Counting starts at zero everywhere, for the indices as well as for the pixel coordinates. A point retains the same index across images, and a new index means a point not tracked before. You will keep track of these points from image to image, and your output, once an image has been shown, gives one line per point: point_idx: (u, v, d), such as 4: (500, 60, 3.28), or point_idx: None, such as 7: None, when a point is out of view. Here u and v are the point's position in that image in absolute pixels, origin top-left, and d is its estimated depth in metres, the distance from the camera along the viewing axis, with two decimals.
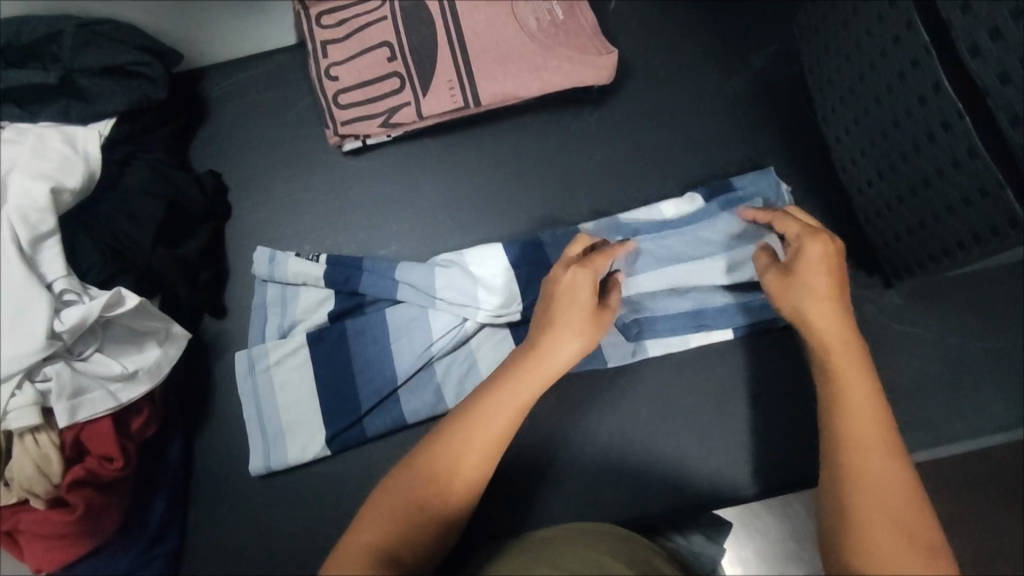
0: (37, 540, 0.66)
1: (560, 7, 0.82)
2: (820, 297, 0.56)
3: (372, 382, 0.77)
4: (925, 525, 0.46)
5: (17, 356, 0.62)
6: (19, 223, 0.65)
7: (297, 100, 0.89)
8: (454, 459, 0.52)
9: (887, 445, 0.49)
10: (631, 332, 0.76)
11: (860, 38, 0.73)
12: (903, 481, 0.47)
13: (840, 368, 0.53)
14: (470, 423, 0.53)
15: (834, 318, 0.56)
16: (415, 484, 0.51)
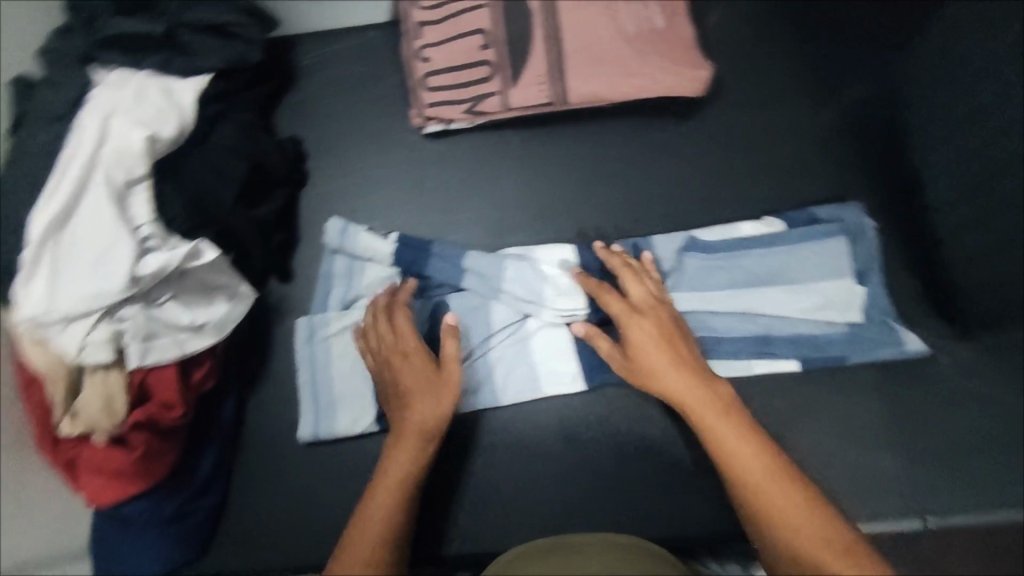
0: (93, 474, 0.68)
1: (661, 13, 0.81)
2: (664, 371, 0.63)
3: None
4: (826, 523, 0.52)
5: (101, 293, 0.63)
6: (116, 166, 0.67)
7: (384, 76, 0.89)
8: (376, 523, 0.59)
9: (768, 474, 0.55)
10: None
11: (992, 73, 0.69)
12: (789, 491, 0.54)
13: (714, 433, 0.59)
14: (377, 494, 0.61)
15: (685, 375, 0.63)
16: (352, 566, 0.55)
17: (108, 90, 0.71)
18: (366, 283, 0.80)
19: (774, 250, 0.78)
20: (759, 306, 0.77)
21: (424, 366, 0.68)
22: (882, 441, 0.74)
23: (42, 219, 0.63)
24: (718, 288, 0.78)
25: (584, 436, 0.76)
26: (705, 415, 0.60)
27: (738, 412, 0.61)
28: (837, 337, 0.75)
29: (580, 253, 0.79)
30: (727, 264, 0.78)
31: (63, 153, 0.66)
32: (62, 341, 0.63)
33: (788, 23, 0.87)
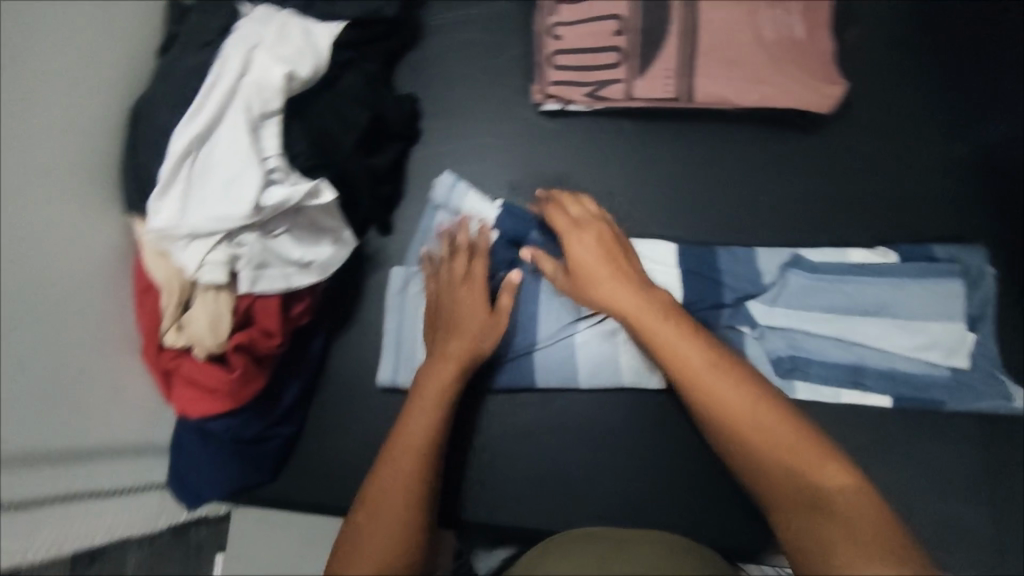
0: (189, 386, 0.72)
1: (804, 23, 0.78)
2: (617, 288, 0.67)
3: (512, 338, 0.79)
4: (768, 412, 0.55)
5: (226, 217, 0.65)
6: (255, 96, 0.69)
7: (508, 48, 0.90)
8: (412, 438, 0.64)
9: (732, 390, 0.57)
10: (782, 368, 0.76)
11: None
12: (736, 388, 0.57)
13: (672, 352, 0.61)
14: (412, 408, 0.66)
15: (625, 287, 0.67)
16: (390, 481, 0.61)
17: (253, 23, 0.73)
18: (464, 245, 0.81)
19: (885, 281, 0.76)
20: (858, 336, 0.75)
21: (476, 307, 0.73)
22: (960, 493, 0.72)
23: (183, 139, 0.66)
24: (819, 309, 0.77)
25: (650, 430, 0.78)
26: (651, 326, 0.63)
27: (676, 316, 0.64)
28: (935, 380, 0.74)
29: (680, 254, 0.79)
30: (834, 287, 0.77)
31: (208, 78, 0.69)
32: (185, 256, 0.66)
33: (932, 51, 0.83)
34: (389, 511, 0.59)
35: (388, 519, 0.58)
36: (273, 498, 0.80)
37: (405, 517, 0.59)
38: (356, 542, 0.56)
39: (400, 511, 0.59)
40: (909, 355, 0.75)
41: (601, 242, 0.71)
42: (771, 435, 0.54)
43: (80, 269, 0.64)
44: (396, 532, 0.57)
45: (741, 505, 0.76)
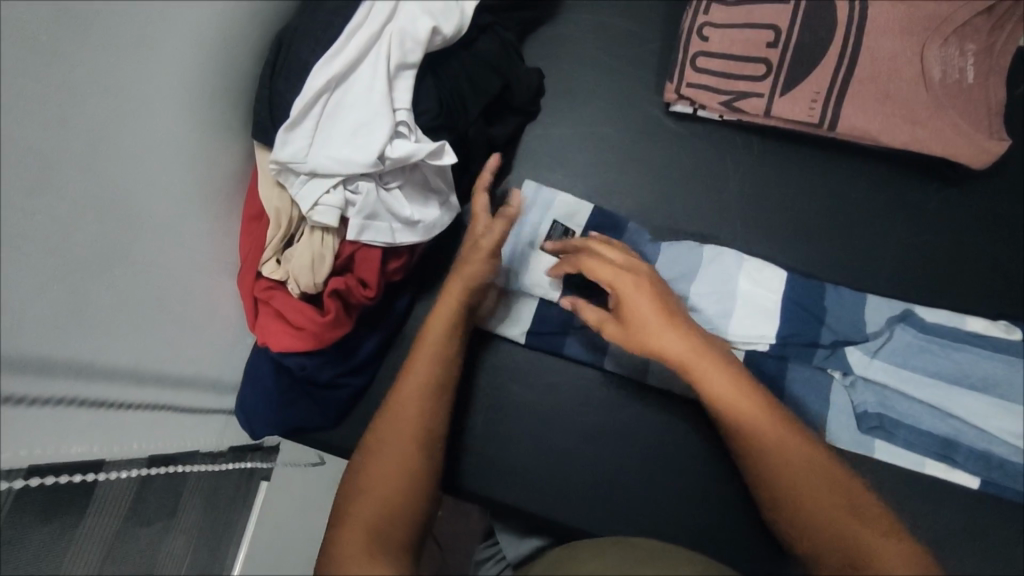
0: (274, 320, 0.73)
1: (974, 70, 0.73)
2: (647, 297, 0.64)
3: (588, 331, 0.77)
4: (802, 442, 0.58)
5: (349, 162, 0.65)
6: (396, 46, 0.69)
7: (646, 40, 0.86)
8: (418, 374, 0.62)
9: (766, 420, 0.59)
10: (866, 423, 0.71)
11: None
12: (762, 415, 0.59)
13: (703, 374, 0.61)
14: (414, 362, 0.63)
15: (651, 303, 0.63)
16: (388, 434, 0.58)
17: None
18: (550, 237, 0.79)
19: (997, 359, 0.71)
20: (957, 408, 0.70)
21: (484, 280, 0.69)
22: None
23: (322, 77, 0.66)
24: (918, 372, 0.72)
25: (727, 457, 0.73)
26: (662, 342, 0.62)
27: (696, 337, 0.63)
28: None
29: (784, 282, 0.75)
30: (939, 351, 0.72)
31: (355, 20, 0.69)
32: (301, 192, 0.66)
33: None
34: (406, 428, 0.59)
35: (404, 435, 0.59)
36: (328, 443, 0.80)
37: (421, 437, 0.59)
38: (377, 451, 0.57)
39: (413, 429, 0.59)
40: (1005, 441, 0.69)
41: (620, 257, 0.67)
42: (806, 472, 0.56)
43: (198, 183, 0.65)
44: (412, 446, 0.58)
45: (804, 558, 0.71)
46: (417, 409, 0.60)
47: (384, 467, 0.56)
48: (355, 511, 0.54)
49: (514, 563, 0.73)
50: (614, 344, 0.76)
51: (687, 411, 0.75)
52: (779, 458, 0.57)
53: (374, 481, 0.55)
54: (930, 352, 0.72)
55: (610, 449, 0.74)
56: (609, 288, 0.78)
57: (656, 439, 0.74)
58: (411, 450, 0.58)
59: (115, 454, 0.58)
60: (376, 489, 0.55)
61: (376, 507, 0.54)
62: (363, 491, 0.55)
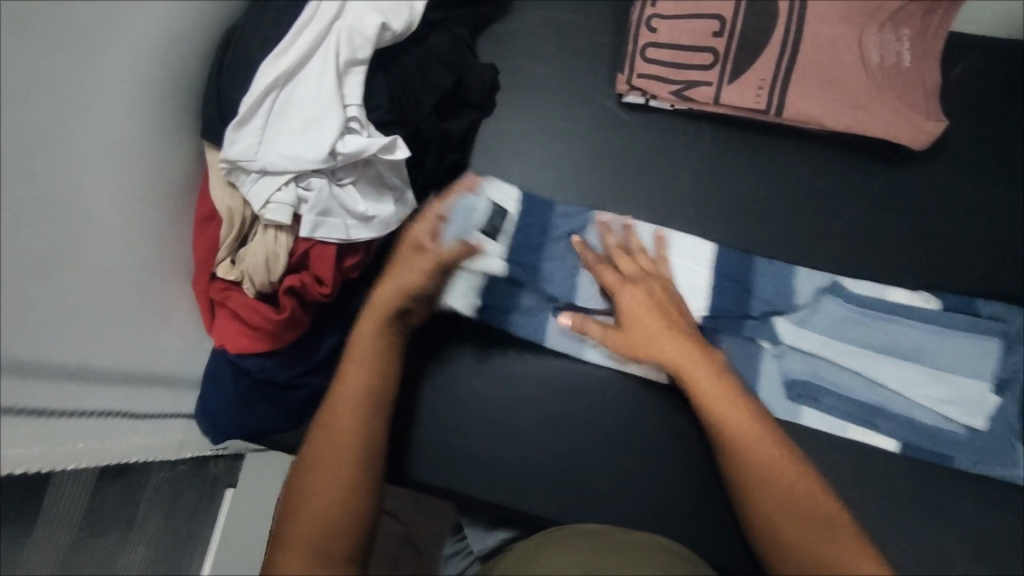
0: (231, 321, 0.72)
1: (910, 54, 0.76)
2: (643, 326, 0.70)
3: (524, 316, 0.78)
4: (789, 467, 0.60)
5: (299, 159, 0.65)
6: (346, 43, 0.69)
7: (597, 34, 0.88)
8: (356, 383, 0.62)
9: (761, 447, 0.61)
10: (793, 392, 0.73)
11: None
12: (758, 447, 0.61)
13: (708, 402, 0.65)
14: (353, 369, 0.63)
15: (644, 309, 0.71)
16: (329, 449, 0.57)
17: None
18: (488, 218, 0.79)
19: (923, 327, 0.74)
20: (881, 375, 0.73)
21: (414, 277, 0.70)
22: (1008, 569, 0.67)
23: (270, 74, 0.66)
24: (850, 342, 0.75)
25: (687, 441, 0.74)
26: (675, 353, 0.68)
27: (703, 351, 0.69)
28: (955, 435, 0.71)
29: (719, 259, 0.78)
30: (868, 322, 0.75)
31: (302, 17, 0.69)
32: (253, 191, 0.66)
33: None
34: (344, 440, 0.58)
35: (339, 450, 0.58)
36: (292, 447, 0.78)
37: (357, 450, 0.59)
38: (313, 469, 0.57)
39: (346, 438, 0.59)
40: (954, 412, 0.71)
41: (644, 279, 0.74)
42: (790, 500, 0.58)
43: (148, 185, 0.64)
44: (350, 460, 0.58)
45: None
46: (356, 417, 0.60)
47: (327, 484, 0.56)
48: (299, 533, 0.53)
49: (481, 557, 0.71)
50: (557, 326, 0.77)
51: (649, 395, 0.75)
52: (761, 465, 0.60)
53: (313, 503, 0.55)
54: (851, 323, 0.75)
55: (574, 437, 0.74)
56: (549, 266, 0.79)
57: (619, 424, 0.75)
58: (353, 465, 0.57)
59: (83, 464, 0.58)
60: (315, 507, 0.54)
61: (316, 520, 0.54)
62: (302, 512, 0.54)
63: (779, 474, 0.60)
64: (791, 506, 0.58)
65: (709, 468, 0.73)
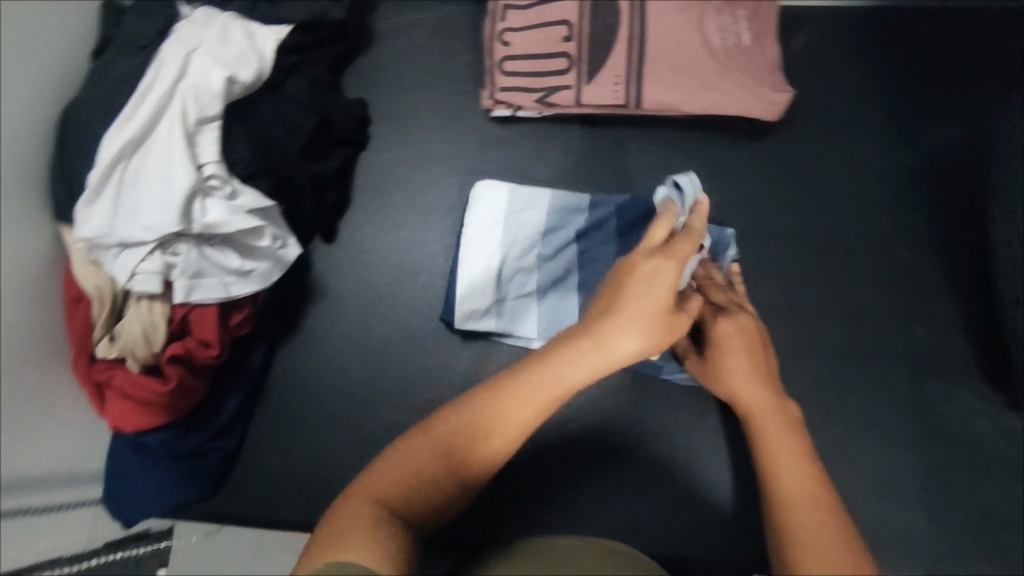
0: (123, 399, 0.69)
1: (748, 32, 0.79)
2: (733, 372, 0.64)
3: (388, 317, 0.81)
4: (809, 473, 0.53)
5: (157, 226, 0.64)
6: (192, 102, 0.68)
7: (458, 54, 0.89)
8: (529, 400, 0.51)
9: (803, 458, 0.54)
10: (514, 315, 0.78)
11: None
12: (794, 451, 0.55)
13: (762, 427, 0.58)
14: (542, 394, 0.51)
15: (741, 344, 0.66)
16: (443, 433, 0.50)
17: (192, 27, 0.72)
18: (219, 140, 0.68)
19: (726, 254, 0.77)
20: None
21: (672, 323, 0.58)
22: (909, 500, 0.71)
23: (114, 144, 0.64)
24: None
25: (603, 437, 0.76)
26: (737, 385, 0.64)
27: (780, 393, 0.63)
28: (845, 383, 0.75)
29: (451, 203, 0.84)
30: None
31: (143, 83, 0.68)
32: (116, 266, 0.64)
33: (872, 60, 0.85)
34: (467, 434, 0.50)
35: (454, 440, 0.50)
36: (212, 514, 0.76)
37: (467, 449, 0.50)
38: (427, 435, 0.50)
39: (448, 460, 0.49)
40: (837, 361, 0.75)
41: (738, 328, 0.67)
42: (814, 494, 0.51)
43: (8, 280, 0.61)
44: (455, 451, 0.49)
45: (694, 512, 0.73)
46: (490, 457, 0.50)
47: (388, 480, 0.48)
48: (380, 491, 0.47)
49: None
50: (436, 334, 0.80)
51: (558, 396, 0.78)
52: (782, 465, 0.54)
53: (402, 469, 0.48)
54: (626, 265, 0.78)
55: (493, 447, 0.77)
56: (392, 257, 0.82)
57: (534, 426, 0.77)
58: (457, 457, 0.49)
59: None
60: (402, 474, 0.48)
61: (368, 521, 0.44)
62: (387, 479, 0.48)
63: (807, 483, 0.52)
64: (816, 518, 0.49)
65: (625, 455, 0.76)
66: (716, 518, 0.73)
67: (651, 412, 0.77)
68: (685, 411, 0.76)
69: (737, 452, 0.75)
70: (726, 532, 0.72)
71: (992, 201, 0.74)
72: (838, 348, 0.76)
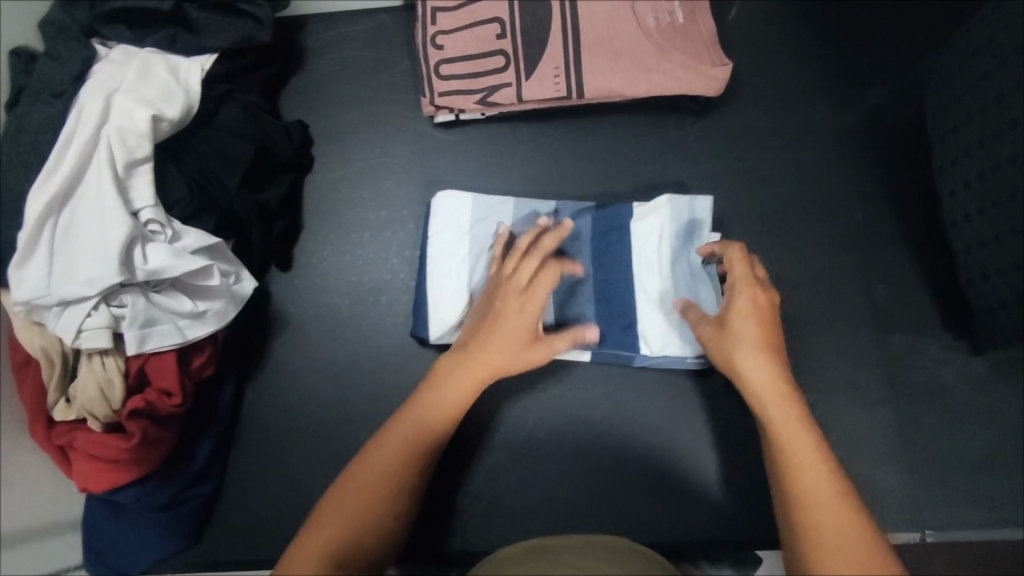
0: (88, 460, 0.66)
1: (680, 9, 0.79)
2: (751, 355, 0.59)
3: (359, 339, 0.80)
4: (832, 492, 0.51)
5: (97, 279, 0.61)
6: (118, 146, 0.65)
7: (395, 63, 0.87)
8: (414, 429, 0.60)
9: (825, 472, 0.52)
10: None
11: (992, 104, 0.68)
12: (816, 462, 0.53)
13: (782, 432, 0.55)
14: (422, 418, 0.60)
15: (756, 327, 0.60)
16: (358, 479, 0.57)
17: (110, 68, 0.69)
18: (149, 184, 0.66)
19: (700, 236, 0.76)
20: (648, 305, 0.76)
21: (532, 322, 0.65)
22: (889, 456, 0.72)
23: (41, 200, 0.62)
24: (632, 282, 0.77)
25: (586, 432, 0.76)
26: (741, 356, 0.59)
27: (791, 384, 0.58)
28: (817, 348, 0.75)
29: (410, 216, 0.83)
30: (641, 252, 0.77)
31: (64, 132, 0.65)
32: (60, 325, 0.62)
33: (807, 23, 0.85)
34: (374, 472, 0.57)
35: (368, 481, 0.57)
36: (199, 564, 0.74)
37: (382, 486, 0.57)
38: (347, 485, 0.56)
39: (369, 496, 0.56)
40: (806, 327, 0.76)
41: (754, 300, 0.61)
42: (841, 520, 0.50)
43: None
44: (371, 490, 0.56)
45: (683, 496, 0.74)
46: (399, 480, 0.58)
47: (330, 528, 0.53)
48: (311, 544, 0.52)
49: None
50: (407, 350, 0.79)
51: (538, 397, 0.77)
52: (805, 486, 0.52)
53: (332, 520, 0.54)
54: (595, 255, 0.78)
55: (482, 456, 0.75)
56: (357, 278, 0.82)
57: (522, 431, 0.76)
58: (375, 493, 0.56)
59: None
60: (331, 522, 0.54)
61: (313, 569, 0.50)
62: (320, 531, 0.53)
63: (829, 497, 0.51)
64: (845, 544, 0.48)
65: (612, 448, 0.75)
66: (706, 500, 0.73)
67: (631, 402, 0.76)
68: (663, 396, 0.76)
69: (718, 430, 0.75)
70: (715, 510, 0.73)
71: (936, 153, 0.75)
72: (806, 314, 0.76)
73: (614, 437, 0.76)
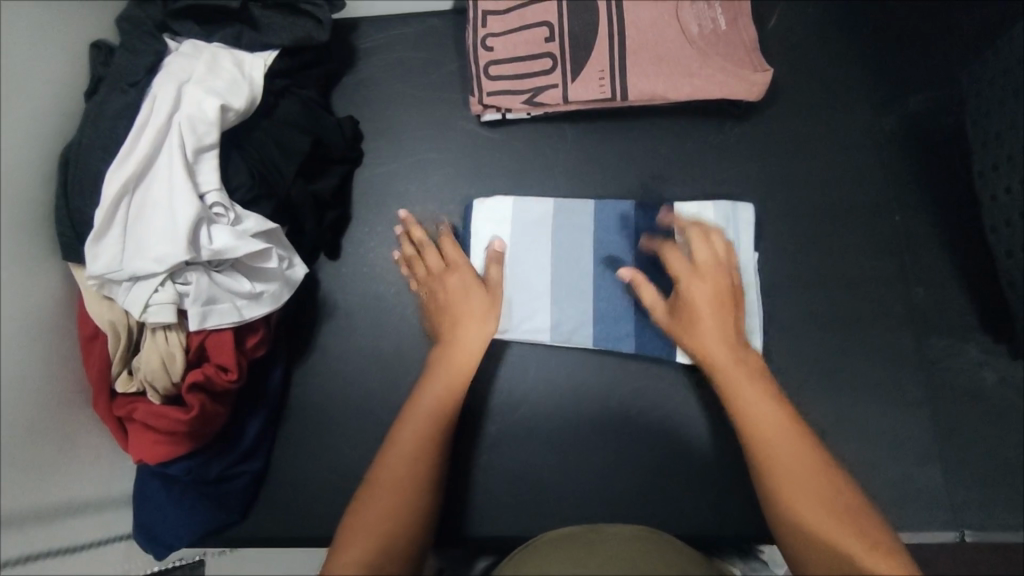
0: (146, 431, 0.69)
1: (723, 17, 0.82)
2: (702, 328, 0.70)
3: (401, 328, 0.82)
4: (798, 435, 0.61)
5: (166, 257, 0.64)
6: (188, 132, 0.69)
7: (443, 65, 0.91)
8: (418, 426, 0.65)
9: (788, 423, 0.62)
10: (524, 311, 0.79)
11: None
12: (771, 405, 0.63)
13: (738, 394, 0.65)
14: (420, 416, 0.66)
15: (707, 296, 0.71)
16: (389, 481, 0.61)
17: (181, 60, 0.73)
18: (213, 170, 0.70)
19: (743, 233, 0.79)
20: None
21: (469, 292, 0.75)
22: (925, 455, 0.73)
23: (117, 180, 0.65)
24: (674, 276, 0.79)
25: (623, 424, 0.77)
26: (701, 333, 0.70)
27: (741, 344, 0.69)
28: (853, 347, 0.77)
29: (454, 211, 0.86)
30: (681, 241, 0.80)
31: (139, 118, 0.69)
32: (128, 299, 0.65)
33: (845, 35, 0.87)
34: (395, 471, 0.62)
35: (396, 478, 0.62)
36: (243, 539, 0.77)
37: (410, 481, 0.62)
38: (374, 489, 0.61)
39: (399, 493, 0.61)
40: (842, 327, 0.77)
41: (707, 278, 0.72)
42: (802, 457, 0.60)
43: (30, 322, 0.62)
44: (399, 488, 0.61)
45: (721, 491, 0.74)
46: (411, 473, 0.62)
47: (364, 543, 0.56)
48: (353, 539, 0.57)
49: None
50: None
51: (576, 388, 0.79)
52: (768, 428, 0.62)
53: (369, 513, 0.59)
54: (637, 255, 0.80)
55: (521, 443, 0.77)
56: (401, 269, 0.84)
57: (560, 419, 0.78)
58: (406, 485, 0.62)
59: None
60: (373, 524, 0.58)
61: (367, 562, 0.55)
62: (359, 521, 0.58)
63: (789, 437, 0.61)
64: (812, 480, 0.58)
65: (650, 438, 0.77)
66: (742, 494, 0.74)
67: (668, 395, 0.78)
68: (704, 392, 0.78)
69: None
70: (750, 502, 0.74)
71: (975, 159, 0.77)
72: (842, 314, 0.78)
73: (652, 428, 0.77)
